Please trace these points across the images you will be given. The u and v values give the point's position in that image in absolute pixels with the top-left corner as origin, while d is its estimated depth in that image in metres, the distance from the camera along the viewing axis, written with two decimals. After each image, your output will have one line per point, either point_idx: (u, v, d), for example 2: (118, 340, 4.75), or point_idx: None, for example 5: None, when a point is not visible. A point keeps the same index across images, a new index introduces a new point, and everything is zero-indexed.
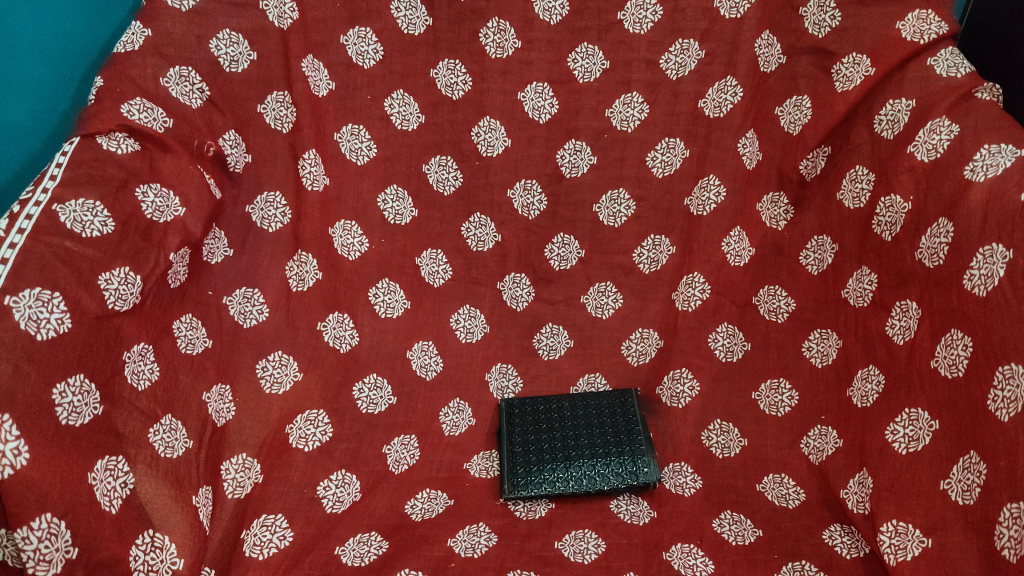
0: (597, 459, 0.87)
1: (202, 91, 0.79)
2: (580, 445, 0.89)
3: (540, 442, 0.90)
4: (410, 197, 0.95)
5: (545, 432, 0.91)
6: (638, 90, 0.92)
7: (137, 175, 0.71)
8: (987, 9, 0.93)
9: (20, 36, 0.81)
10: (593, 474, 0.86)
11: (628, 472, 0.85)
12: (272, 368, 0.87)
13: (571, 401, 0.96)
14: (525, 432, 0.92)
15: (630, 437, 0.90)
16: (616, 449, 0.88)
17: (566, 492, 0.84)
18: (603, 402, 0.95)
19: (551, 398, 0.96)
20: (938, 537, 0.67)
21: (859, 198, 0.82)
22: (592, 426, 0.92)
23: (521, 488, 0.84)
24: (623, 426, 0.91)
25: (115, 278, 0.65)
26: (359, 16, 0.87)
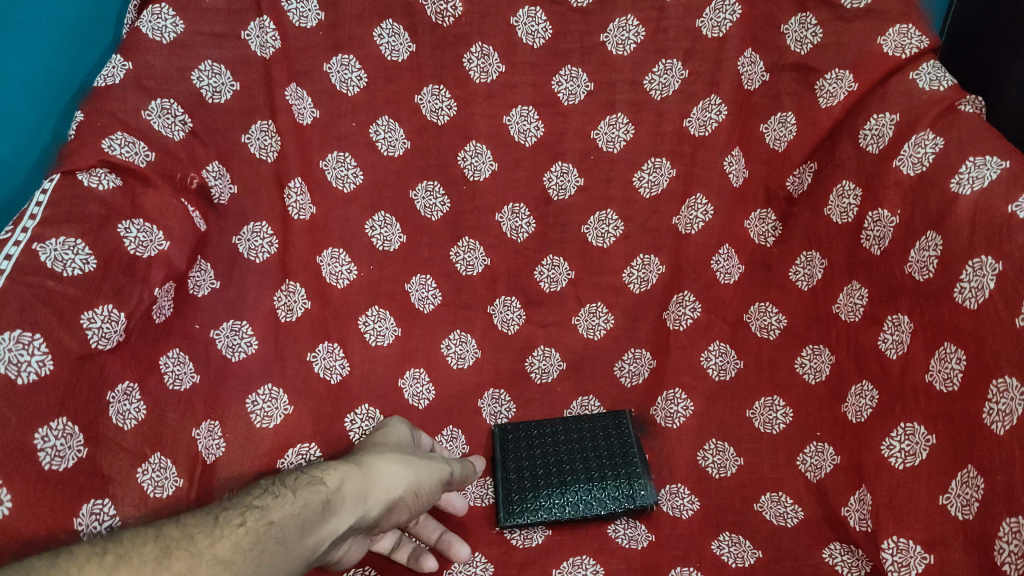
0: (593, 483, 0.87)
1: (184, 123, 0.79)
2: (575, 470, 0.89)
3: (535, 467, 0.89)
4: (399, 222, 0.95)
5: (540, 457, 0.91)
6: (623, 111, 0.93)
7: (119, 211, 0.70)
8: (959, 29, 0.95)
9: (17, 73, 0.82)
10: (589, 500, 0.85)
11: (625, 496, 0.85)
12: (262, 403, 0.83)
13: (566, 424, 0.94)
14: (520, 458, 0.91)
15: (626, 461, 0.89)
16: (611, 473, 0.88)
17: (564, 519, 0.84)
18: (597, 424, 0.94)
19: (544, 422, 0.95)
20: (940, 553, 0.66)
21: (847, 213, 0.82)
22: (587, 449, 0.91)
23: (517, 515, 0.84)
24: (618, 450, 0.91)
25: (98, 316, 0.64)
26: (341, 44, 0.87)
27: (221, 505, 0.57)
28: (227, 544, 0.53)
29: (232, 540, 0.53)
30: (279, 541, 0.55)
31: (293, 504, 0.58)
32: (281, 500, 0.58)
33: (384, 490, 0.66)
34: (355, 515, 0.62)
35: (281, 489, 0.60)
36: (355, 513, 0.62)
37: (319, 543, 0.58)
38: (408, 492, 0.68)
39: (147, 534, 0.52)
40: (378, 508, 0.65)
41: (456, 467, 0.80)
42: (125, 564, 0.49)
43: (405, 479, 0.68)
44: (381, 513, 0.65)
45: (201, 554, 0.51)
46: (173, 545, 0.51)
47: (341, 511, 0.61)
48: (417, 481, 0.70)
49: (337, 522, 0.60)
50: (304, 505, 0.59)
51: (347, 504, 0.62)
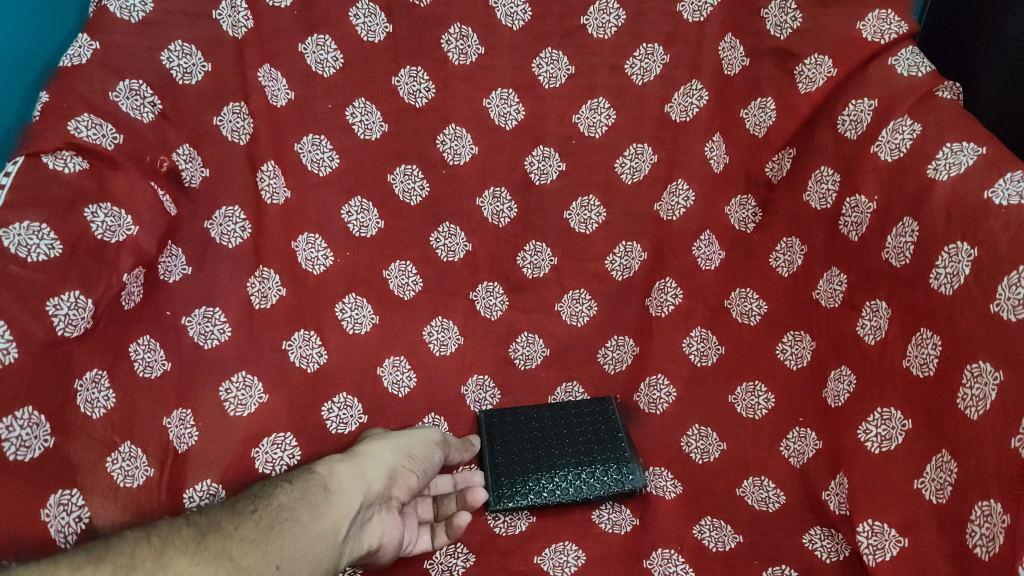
0: (582, 467, 0.86)
1: (153, 105, 0.77)
2: (564, 454, 0.88)
3: (522, 452, 0.88)
4: (376, 207, 0.93)
5: (527, 442, 0.89)
6: (603, 95, 0.93)
7: (85, 195, 0.68)
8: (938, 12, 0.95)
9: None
10: (579, 483, 0.84)
11: (614, 479, 0.85)
12: (236, 391, 0.82)
13: (552, 409, 0.93)
14: (507, 443, 0.90)
15: (614, 444, 0.89)
16: (601, 456, 0.87)
17: (553, 502, 0.83)
18: (584, 410, 0.93)
19: (530, 408, 0.94)
20: (913, 537, 0.67)
21: (825, 199, 0.82)
22: (575, 434, 0.90)
23: (506, 499, 0.83)
24: (606, 433, 0.90)
25: (65, 302, 0.63)
26: (316, 23, 0.85)
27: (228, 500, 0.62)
28: (250, 525, 0.58)
29: (252, 523, 0.58)
30: (294, 518, 0.60)
31: (296, 489, 0.64)
32: (286, 486, 0.64)
33: (377, 465, 0.71)
34: (359, 491, 0.67)
35: (282, 481, 0.65)
36: (358, 489, 0.67)
37: (338, 518, 0.63)
38: (401, 463, 0.74)
39: (176, 521, 0.57)
40: (378, 483, 0.70)
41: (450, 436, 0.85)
42: (168, 545, 0.53)
43: (394, 454, 0.74)
44: (383, 488, 0.70)
45: (231, 534, 0.56)
46: (203, 531, 0.56)
47: (344, 490, 0.66)
48: (408, 453, 0.76)
49: (345, 498, 0.65)
50: (305, 489, 0.64)
51: (346, 482, 0.67)
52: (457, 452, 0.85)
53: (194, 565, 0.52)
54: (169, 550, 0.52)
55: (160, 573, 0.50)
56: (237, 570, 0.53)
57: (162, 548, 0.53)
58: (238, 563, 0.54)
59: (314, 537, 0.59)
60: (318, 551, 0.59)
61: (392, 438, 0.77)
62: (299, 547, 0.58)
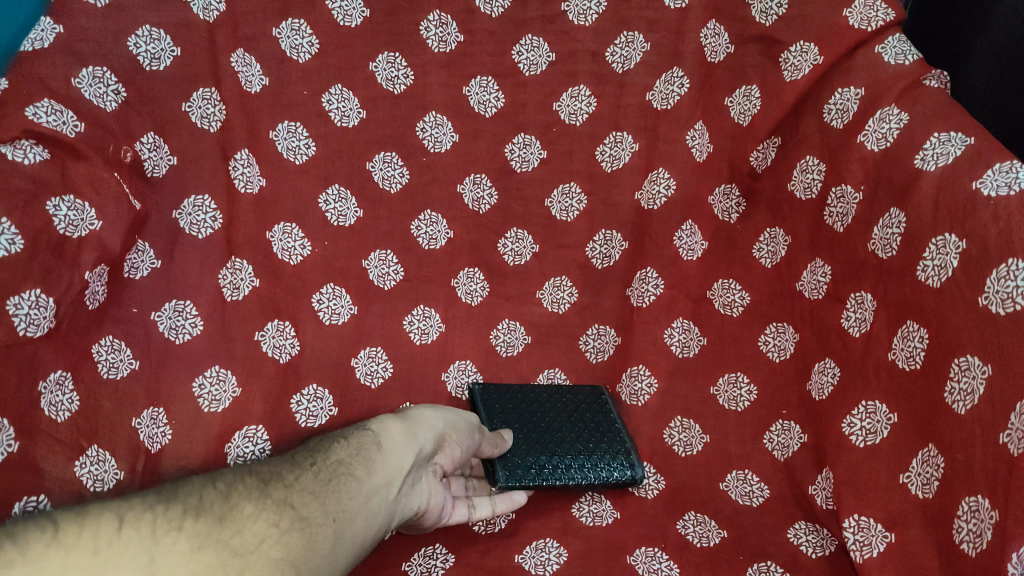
0: (586, 453, 0.85)
1: (118, 93, 0.74)
2: (566, 439, 0.87)
3: (525, 433, 0.87)
4: (354, 196, 0.90)
5: (527, 424, 0.88)
6: (585, 82, 0.91)
7: (48, 187, 0.66)
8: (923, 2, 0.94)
9: None
10: (584, 468, 0.83)
11: (619, 466, 0.84)
12: (209, 386, 0.77)
13: (546, 394, 0.92)
14: (507, 421, 0.88)
15: (612, 433, 0.88)
16: (602, 444, 0.87)
17: (562, 484, 0.82)
18: (580, 397, 0.92)
19: (523, 389, 0.93)
20: (899, 532, 0.66)
21: (810, 189, 0.81)
22: (574, 420, 0.89)
23: (514, 478, 0.81)
24: (603, 420, 0.90)
25: (25, 302, 0.61)
26: (291, 7, 0.83)
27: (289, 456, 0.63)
28: (309, 480, 0.59)
29: (312, 476, 0.60)
30: (350, 474, 0.61)
31: (353, 446, 0.65)
32: (344, 443, 0.65)
33: (428, 428, 0.70)
34: (409, 453, 0.68)
35: (339, 439, 0.66)
36: (410, 451, 0.68)
37: (394, 474, 0.64)
38: (448, 431, 0.73)
39: (242, 471, 0.59)
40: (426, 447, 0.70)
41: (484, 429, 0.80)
42: (234, 492, 0.55)
43: (445, 418, 0.75)
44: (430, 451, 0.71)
45: (292, 485, 0.58)
46: (267, 482, 0.58)
47: (399, 447, 0.67)
48: (454, 421, 0.75)
49: (396, 458, 0.65)
50: (361, 446, 0.65)
51: (398, 439, 0.68)
52: (488, 445, 0.80)
53: (257, 511, 0.54)
54: (234, 497, 0.55)
55: (228, 517, 0.52)
56: (299, 519, 0.54)
57: (230, 493, 0.55)
58: (300, 513, 0.55)
59: (368, 493, 0.61)
60: (373, 508, 0.60)
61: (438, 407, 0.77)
62: (354, 502, 0.59)
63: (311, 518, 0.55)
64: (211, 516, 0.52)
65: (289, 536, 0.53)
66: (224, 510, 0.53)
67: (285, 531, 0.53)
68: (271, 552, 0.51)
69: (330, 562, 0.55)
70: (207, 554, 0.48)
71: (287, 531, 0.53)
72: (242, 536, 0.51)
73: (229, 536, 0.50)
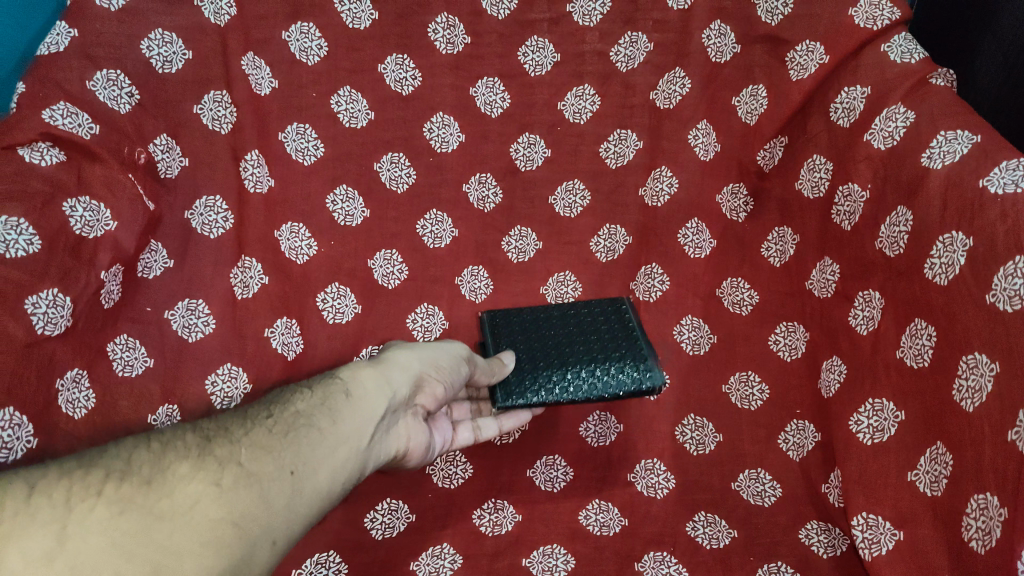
0: (596, 364, 0.82)
1: (131, 96, 0.75)
2: (577, 351, 0.84)
3: (531, 350, 0.85)
4: (361, 197, 0.91)
5: (536, 341, 0.86)
6: (590, 82, 0.92)
7: (64, 188, 0.67)
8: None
9: None
10: (592, 380, 0.80)
11: (631, 377, 0.80)
12: (221, 383, 0.78)
13: (561, 310, 0.90)
14: (515, 342, 0.87)
15: (629, 339, 0.84)
16: (615, 351, 0.83)
17: (565, 398, 0.80)
18: (597, 310, 0.89)
19: (538, 309, 0.91)
20: (909, 530, 0.67)
21: (818, 187, 0.82)
22: (589, 333, 0.86)
23: (514, 397, 0.80)
24: (620, 329, 0.86)
25: (42, 301, 0.62)
26: (301, 10, 0.84)
27: (236, 412, 0.56)
28: (260, 435, 0.53)
29: (266, 429, 0.54)
30: (313, 425, 0.56)
31: (317, 396, 0.59)
32: (305, 394, 0.59)
33: (400, 372, 0.68)
34: (385, 397, 0.64)
35: (303, 386, 0.61)
36: (384, 394, 0.64)
37: (357, 428, 0.59)
38: (427, 371, 0.72)
39: (180, 429, 0.53)
40: (404, 389, 0.67)
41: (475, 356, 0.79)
42: (168, 451, 0.49)
43: (425, 359, 0.73)
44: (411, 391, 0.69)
45: (239, 439, 0.52)
46: (211, 435, 0.52)
47: (370, 395, 0.62)
48: (435, 361, 0.74)
49: (371, 402, 0.62)
50: (327, 395, 0.60)
51: (370, 388, 0.63)
52: (480, 376, 0.79)
53: (193, 472, 0.48)
54: (168, 455, 0.49)
55: (159, 477, 0.47)
56: (246, 475, 0.49)
57: (159, 456, 0.49)
58: (246, 469, 0.50)
59: (333, 442, 0.56)
60: (345, 454, 0.56)
61: (418, 344, 0.75)
62: (317, 452, 0.55)
63: (259, 475, 0.50)
64: (137, 479, 0.46)
65: (230, 493, 0.47)
66: (153, 471, 0.47)
67: (225, 489, 0.48)
68: (208, 513, 0.46)
69: (289, 516, 0.50)
70: (130, 520, 0.43)
71: (228, 489, 0.48)
72: (173, 497, 0.46)
73: (155, 501, 0.45)
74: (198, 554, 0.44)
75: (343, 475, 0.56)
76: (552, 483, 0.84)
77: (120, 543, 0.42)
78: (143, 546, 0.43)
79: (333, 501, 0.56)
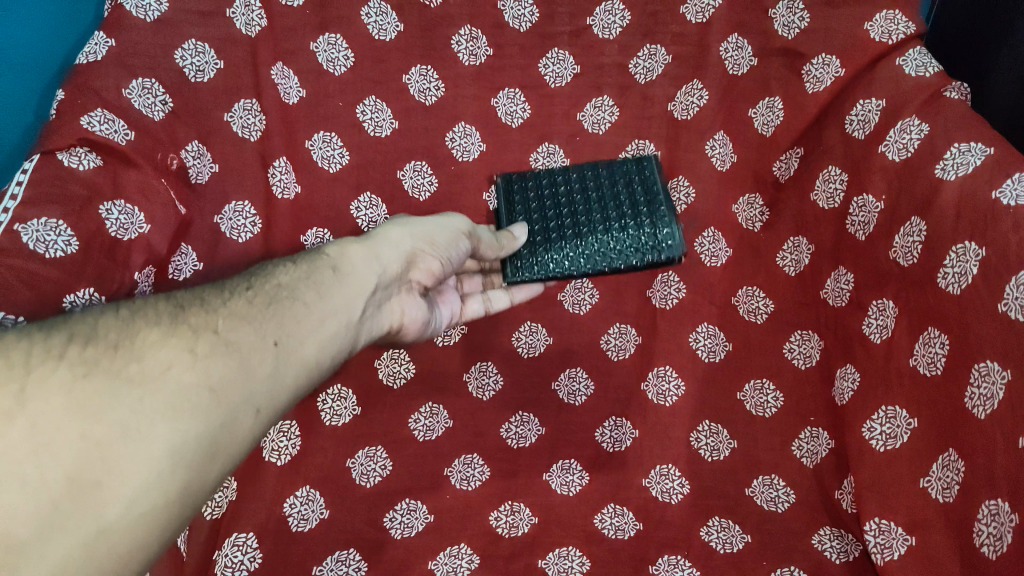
0: (610, 228, 0.89)
1: (164, 104, 0.77)
2: (591, 219, 0.90)
3: (545, 217, 0.91)
4: (384, 204, 0.93)
5: (551, 202, 0.92)
6: (609, 93, 0.94)
7: (101, 193, 0.70)
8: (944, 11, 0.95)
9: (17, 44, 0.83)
10: (602, 249, 0.89)
11: (649, 248, 0.88)
12: None
13: (580, 174, 0.94)
14: (527, 198, 0.93)
15: (650, 206, 0.90)
16: (633, 213, 0.90)
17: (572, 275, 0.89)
18: (619, 170, 0.93)
19: (557, 173, 0.94)
20: (920, 536, 0.68)
21: (833, 198, 0.83)
22: (604, 200, 0.91)
23: (522, 271, 0.90)
24: (643, 195, 0.91)
25: (79, 299, 0.66)
26: (329, 22, 0.86)
27: (214, 284, 0.61)
28: (237, 305, 0.58)
29: (246, 300, 0.59)
30: (293, 298, 0.62)
31: (303, 270, 0.65)
32: (290, 268, 0.65)
33: (392, 250, 0.74)
34: (371, 271, 0.70)
35: (288, 263, 0.66)
36: (369, 270, 0.70)
37: (341, 300, 0.65)
38: (419, 247, 0.77)
39: (151, 298, 0.56)
40: (391, 266, 0.73)
41: (482, 230, 0.85)
42: (138, 317, 0.53)
43: (416, 234, 0.77)
44: (398, 272, 0.74)
45: (216, 310, 0.57)
46: (190, 304, 0.56)
47: (353, 272, 0.68)
48: (428, 236, 0.78)
49: (354, 280, 0.68)
50: (312, 270, 0.66)
51: (355, 267, 0.69)
52: (484, 246, 0.85)
53: (164, 337, 0.52)
54: (143, 318, 0.53)
55: (134, 338, 0.51)
56: (226, 343, 0.54)
57: (129, 322, 0.52)
58: (222, 337, 0.55)
59: (314, 313, 0.62)
60: (325, 326, 0.63)
61: (408, 220, 0.79)
62: (297, 323, 0.60)
63: (234, 342, 0.55)
64: (104, 343, 0.50)
65: (205, 358, 0.52)
66: (122, 336, 0.51)
67: (199, 356, 0.52)
68: (183, 376, 0.50)
69: (272, 380, 0.56)
70: (94, 381, 0.47)
71: (201, 357, 0.52)
72: (146, 361, 0.50)
73: (125, 364, 0.49)
74: (170, 415, 0.48)
75: (322, 344, 0.62)
76: (568, 486, 0.85)
77: (90, 403, 0.46)
78: (111, 406, 0.47)
79: (314, 368, 0.62)
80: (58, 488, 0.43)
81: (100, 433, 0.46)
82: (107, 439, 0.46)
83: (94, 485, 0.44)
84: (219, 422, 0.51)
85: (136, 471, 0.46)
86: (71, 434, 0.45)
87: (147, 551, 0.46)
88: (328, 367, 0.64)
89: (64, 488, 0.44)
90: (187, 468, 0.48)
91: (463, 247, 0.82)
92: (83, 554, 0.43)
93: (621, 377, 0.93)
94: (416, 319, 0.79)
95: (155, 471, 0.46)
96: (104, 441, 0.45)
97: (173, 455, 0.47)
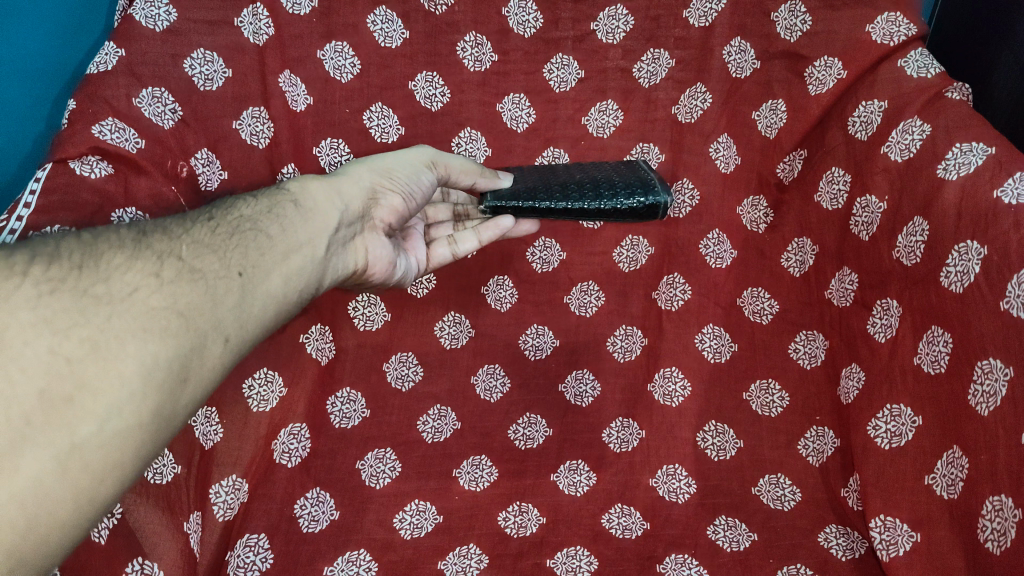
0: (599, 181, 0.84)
1: (174, 112, 0.79)
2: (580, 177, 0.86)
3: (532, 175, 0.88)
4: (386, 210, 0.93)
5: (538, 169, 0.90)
6: (613, 97, 0.95)
7: (112, 199, 0.72)
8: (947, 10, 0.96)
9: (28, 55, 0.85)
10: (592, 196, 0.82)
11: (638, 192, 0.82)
12: (258, 386, 0.84)
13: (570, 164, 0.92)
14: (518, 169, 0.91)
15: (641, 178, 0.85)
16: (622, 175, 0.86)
17: (573, 206, 0.82)
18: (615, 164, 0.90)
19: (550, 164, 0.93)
20: (925, 532, 0.69)
21: (837, 200, 0.84)
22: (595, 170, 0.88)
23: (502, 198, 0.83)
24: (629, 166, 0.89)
25: None
26: (335, 31, 0.87)
27: (179, 216, 0.64)
28: (200, 233, 0.61)
29: (209, 231, 0.62)
30: (257, 229, 0.64)
31: (265, 205, 0.68)
32: (253, 202, 0.68)
33: (354, 188, 0.75)
34: (333, 207, 0.72)
35: (252, 196, 0.69)
36: (332, 205, 0.72)
37: (302, 233, 0.67)
38: (380, 181, 0.77)
39: (117, 226, 0.59)
40: (355, 201, 0.74)
41: (455, 158, 0.83)
42: (102, 242, 0.56)
43: (378, 171, 0.77)
44: (361, 207, 0.75)
45: (180, 238, 0.60)
46: (154, 232, 0.59)
47: (315, 207, 0.70)
48: (388, 171, 0.78)
49: (316, 215, 0.70)
50: (275, 205, 0.68)
51: (318, 202, 0.71)
52: (458, 175, 0.83)
53: (129, 261, 0.55)
54: (108, 245, 0.56)
55: (99, 263, 0.54)
56: (189, 270, 0.57)
57: (92, 246, 0.55)
58: (187, 265, 0.58)
59: (279, 246, 0.65)
60: (288, 256, 0.65)
61: (371, 157, 0.80)
62: (261, 255, 0.63)
63: (198, 270, 0.58)
64: (68, 263, 0.52)
65: (167, 283, 0.55)
66: (87, 257, 0.54)
67: (164, 282, 0.55)
68: (149, 299, 0.53)
69: (239, 308, 0.59)
70: (59, 299, 0.50)
71: (166, 282, 0.55)
72: (110, 284, 0.53)
73: (91, 285, 0.52)
74: (138, 335, 0.51)
75: (288, 276, 0.65)
76: (575, 486, 0.86)
77: (52, 320, 0.49)
78: (79, 325, 0.49)
79: (285, 300, 0.65)
80: (31, 404, 0.46)
81: (69, 350, 0.48)
82: (77, 355, 0.48)
83: (67, 400, 0.47)
84: (188, 346, 0.54)
85: (107, 388, 0.49)
86: (41, 349, 0.48)
87: (126, 464, 0.50)
88: (299, 300, 0.67)
89: (39, 402, 0.47)
90: (159, 386, 0.51)
91: (430, 180, 0.81)
92: (61, 463, 0.46)
93: (628, 377, 0.93)
94: (385, 258, 0.80)
95: (126, 388, 0.49)
96: (74, 357, 0.48)
97: (143, 373, 0.50)
